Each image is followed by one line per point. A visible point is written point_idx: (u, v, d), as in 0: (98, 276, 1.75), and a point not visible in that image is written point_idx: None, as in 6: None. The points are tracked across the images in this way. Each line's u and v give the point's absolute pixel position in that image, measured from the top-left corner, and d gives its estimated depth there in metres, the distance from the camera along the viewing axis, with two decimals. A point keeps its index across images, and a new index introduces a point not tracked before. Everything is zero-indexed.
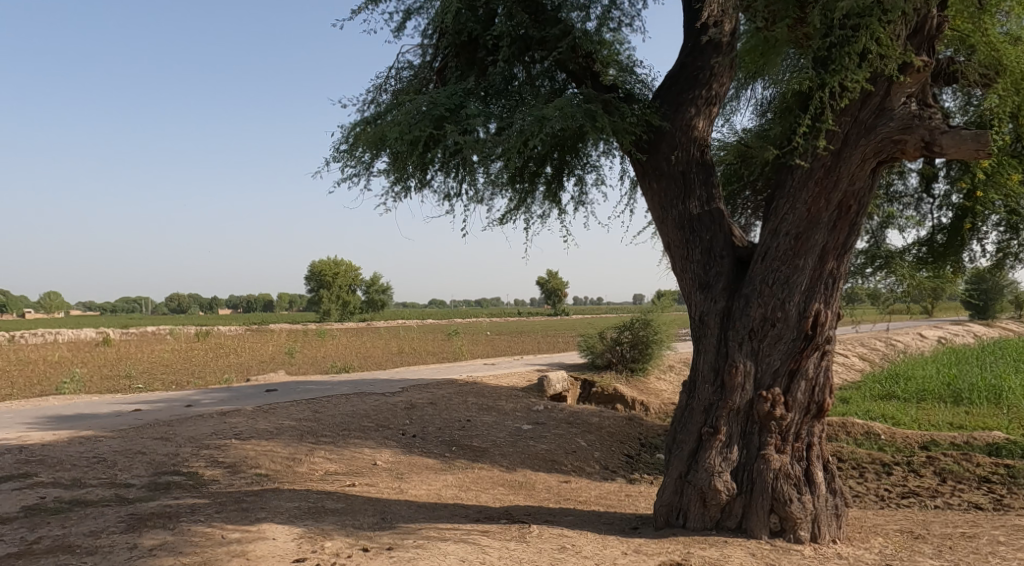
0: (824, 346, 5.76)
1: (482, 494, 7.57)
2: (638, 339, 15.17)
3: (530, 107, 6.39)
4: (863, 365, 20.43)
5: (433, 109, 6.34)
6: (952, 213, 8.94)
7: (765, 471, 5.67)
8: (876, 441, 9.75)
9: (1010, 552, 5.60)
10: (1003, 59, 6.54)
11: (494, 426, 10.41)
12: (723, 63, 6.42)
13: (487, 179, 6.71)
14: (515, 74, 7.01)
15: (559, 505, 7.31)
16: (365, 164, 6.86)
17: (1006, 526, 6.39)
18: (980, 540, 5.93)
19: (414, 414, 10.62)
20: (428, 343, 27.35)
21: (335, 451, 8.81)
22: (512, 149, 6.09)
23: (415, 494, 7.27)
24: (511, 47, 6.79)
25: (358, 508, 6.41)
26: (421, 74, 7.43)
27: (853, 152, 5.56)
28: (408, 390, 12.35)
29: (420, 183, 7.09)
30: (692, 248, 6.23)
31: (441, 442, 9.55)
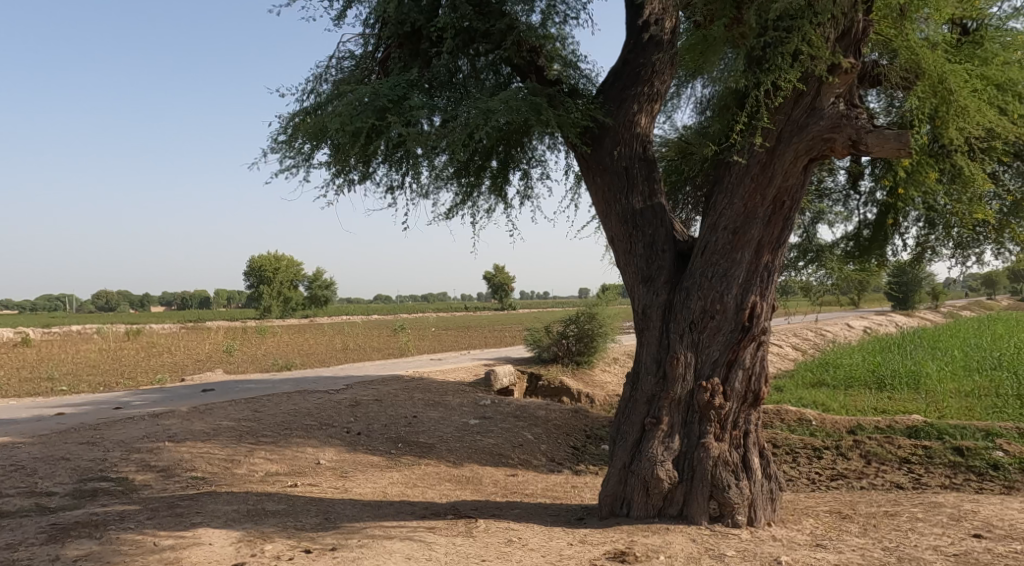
0: (760, 337, 5.94)
1: (429, 490, 7.57)
2: (583, 332, 15.34)
3: (475, 100, 6.40)
4: (797, 354, 21.18)
5: (376, 100, 6.30)
6: (876, 210, 9.14)
7: (705, 459, 5.84)
8: (809, 427, 10.05)
9: (927, 527, 5.93)
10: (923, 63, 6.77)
11: (441, 422, 10.38)
12: (665, 59, 6.55)
13: (431, 173, 6.71)
14: (460, 66, 7.00)
15: (507, 499, 7.38)
16: (305, 155, 6.77)
17: (924, 504, 6.75)
18: (901, 518, 6.25)
19: (358, 412, 10.51)
20: (374, 338, 27.05)
21: (276, 451, 8.67)
22: (457, 142, 6.10)
23: (359, 492, 7.23)
24: (455, 40, 6.78)
25: (300, 509, 6.34)
26: (363, 64, 7.34)
27: (787, 149, 5.77)
28: (353, 387, 12.24)
29: (362, 175, 7.03)
30: (635, 242, 6.35)
31: (387, 439, 9.50)
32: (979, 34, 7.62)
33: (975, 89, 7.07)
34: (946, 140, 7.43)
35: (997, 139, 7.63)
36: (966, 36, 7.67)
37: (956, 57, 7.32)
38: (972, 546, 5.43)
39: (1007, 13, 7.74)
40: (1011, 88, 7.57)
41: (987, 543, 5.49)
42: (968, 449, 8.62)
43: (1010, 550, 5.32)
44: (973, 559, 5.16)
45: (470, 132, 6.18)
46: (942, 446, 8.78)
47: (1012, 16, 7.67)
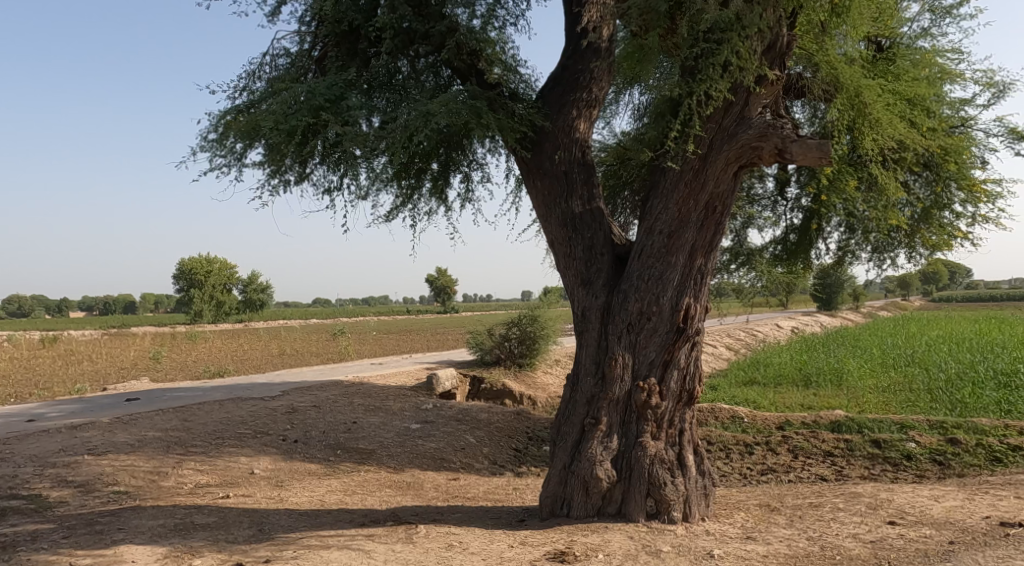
0: (694, 338, 6.10)
1: (368, 497, 7.49)
2: (526, 335, 15.45)
3: (414, 101, 6.39)
4: (730, 354, 21.83)
5: (312, 99, 6.22)
6: (802, 215, 9.53)
7: (642, 457, 5.96)
8: (741, 424, 10.33)
9: (848, 516, 6.21)
10: (841, 77, 7.03)
11: (382, 427, 10.28)
12: (603, 67, 6.66)
13: (370, 174, 6.66)
14: (399, 67, 6.97)
15: (448, 503, 7.37)
16: (237, 154, 6.61)
17: (845, 494, 7.06)
18: (824, 508, 6.52)
19: (295, 419, 10.31)
20: (312, 343, 26.50)
21: (207, 462, 8.42)
22: (396, 144, 6.09)
23: (295, 501, 7.10)
24: (395, 40, 6.75)
25: (232, 521, 6.18)
26: (299, 63, 7.20)
27: (718, 156, 5.98)
28: (289, 393, 11.99)
29: (298, 176, 6.91)
30: (574, 245, 6.44)
31: (325, 446, 9.36)
32: (892, 51, 8.09)
33: (889, 103, 7.46)
34: (863, 150, 7.77)
35: (908, 150, 8.07)
36: (880, 53, 8.14)
37: (871, 72, 7.78)
38: (888, 532, 5.72)
39: (917, 33, 8.32)
40: (920, 102, 7.94)
41: (901, 529, 5.79)
42: (886, 441, 9.04)
43: (921, 535, 5.64)
44: (889, 545, 5.43)
45: (409, 133, 6.17)
46: (862, 438, 9.19)
47: (920, 36, 8.28)
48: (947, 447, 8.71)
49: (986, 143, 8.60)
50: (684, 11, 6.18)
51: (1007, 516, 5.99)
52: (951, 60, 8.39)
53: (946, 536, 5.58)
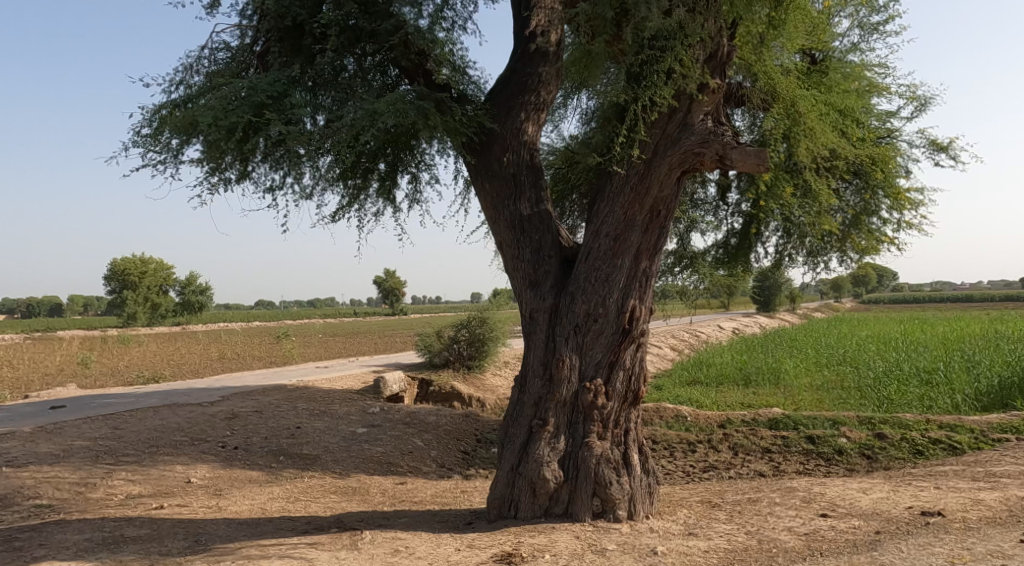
0: (639, 338, 6.22)
1: (312, 504, 7.38)
2: (474, 337, 15.43)
3: (360, 100, 6.34)
4: (675, 354, 22.25)
5: (253, 96, 6.13)
6: (742, 220, 9.76)
7: (589, 457, 6.03)
8: (684, 423, 10.54)
9: (784, 510, 6.42)
10: (778, 87, 7.36)
11: (327, 431, 10.13)
12: (551, 72, 6.73)
13: (315, 174, 6.57)
14: (346, 65, 6.89)
15: (394, 508, 7.32)
16: (173, 151, 6.46)
17: (782, 489, 7.28)
18: (762, 503, 6.72)
19: (235, 425, 10.07)
20: (253, 347, 25.90)
21: (139, 472, 8.16)
22: (341, 143, 6.03)
23: (234, 511, 6.95)
24: (340, 37, 6.68)
25: (165, 532, 6.02)
26: (239, 57, 7.17)
27: (662, 161, 6.11)
28: (229, 399, 11.71)
29: (240, 174, 6.77)
30: (522, 247, 6.49)
31: (266, 453, 9.17)
32: (825, 64, 8.35)
33: (822, 113, 7.71)
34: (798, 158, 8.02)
35: (839, 159, 8.37)
36: (814, 66, 8.39)
37: (804, 83, 8.03)
38: (820, 524, 5.94)
39: (845, 48, 8.53)
40: (850, 114, 8.26)
41: (832, 521, 6.01)
42: (819, 437, 9.36)
43: (851, 525, 5.87)
44: (821, 536, 5.64)
45: (355, 133, 6.12)
46: (797, 435, 9.50)
47: (850, 51, 8.55)
48: (875, 441, 9.08)
49: (909, 154, 8.96)
50: (629, 17, 6.28)
51: (928, 506, 6.30)
52: (878, 74, 8.70)
53: (873, 526, 5.83)
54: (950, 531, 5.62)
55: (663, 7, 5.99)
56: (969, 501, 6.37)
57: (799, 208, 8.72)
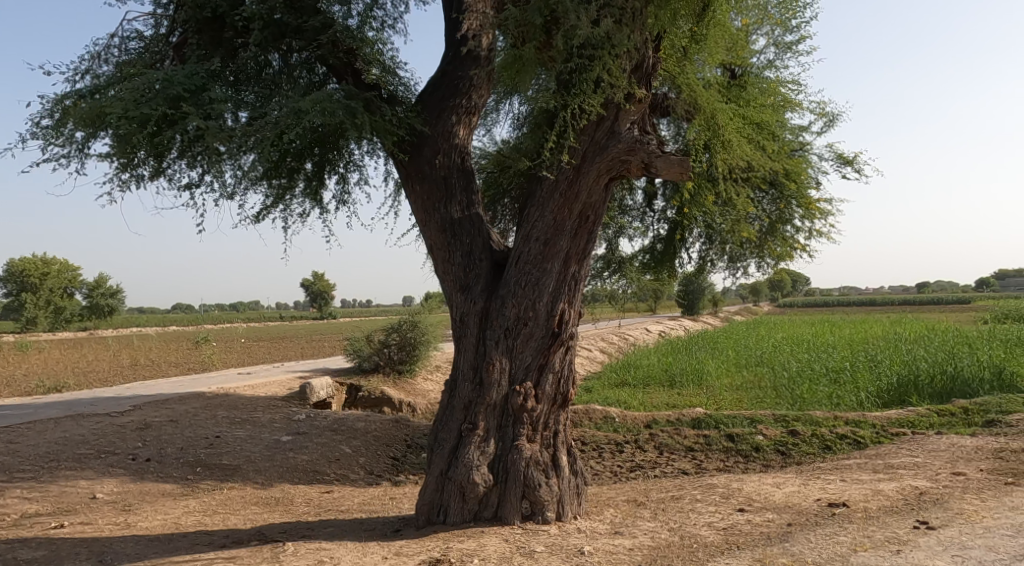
0: (569, 341, 6.31)
1: (231, 516, 7.16)
2: (405, 341, 15.26)
3: (285, 98, 6.21)
4: (604, 357, 22.61)
5: (168, 89, 5.93)
6: (667, 226, 10.00)
7: (518, 460, 6.06)
8: (612, 424, 10.72)
9: (705, 506, 6.61)
10: (699, 99, 7.41)
11: (248, 440, 9.83)
12: (482, 75, 6.74)
13: (236, 173, 6.40)
14: (270, 61, 6.74)
15: (319, 517, 7.17)
16: (78, 144, 6.18)
17: (703, 486, 7.50)
18: (685, 500, 6.91)
19: (147, 436, 9.66)
20: (170, 353, 24.89)
21: (38, 489, 7.74)
22: (265, 141, 5.91)
23: (145, 526, 6.68)
24: (264, 32, 6.53)
25: (66, 553, 5.73)
26: (153, 47, 6.90)
27: (590, 167, 6.23)
28: (142, 408, 11.23)
29: (153, 171, 6.52)
30: (453, 250, 6.47)
31: (182, 465, 8.84)
32: (743, 79, 8.66)
33: (740, 125, 7.98)
34: (718, 168, 8.29)
35: (756, 170, 8.69)
36: (734, 80, 8.68)
37: (724, 96, 8.32)
38: (737, 519, 6.14)
39: (763, 65, 8.91)
40: (767, 127, 8.59)
41: (748, 515, 6.23)
42: (737, 435, 9.70)
43: (766, 519, 6.10)
44: (738, 530, 5.84)
45: (280, 131, 6.00)
46: (719, 434, 9.81)
47: (766, 67, 8.91)
48: (788, 438, 9.48)
49: (820, 167, 9.37)
50: (559, 24, 6.39)
51: (835, 498, 6.61)
52: (792, 90, 9.08)
53: (785, 519, 6.08)
54: (853, 521, 5.92)
55: (591, 17, 6.14)
56: (870, 492, 6.73)
57: (720, 215, 9.01)
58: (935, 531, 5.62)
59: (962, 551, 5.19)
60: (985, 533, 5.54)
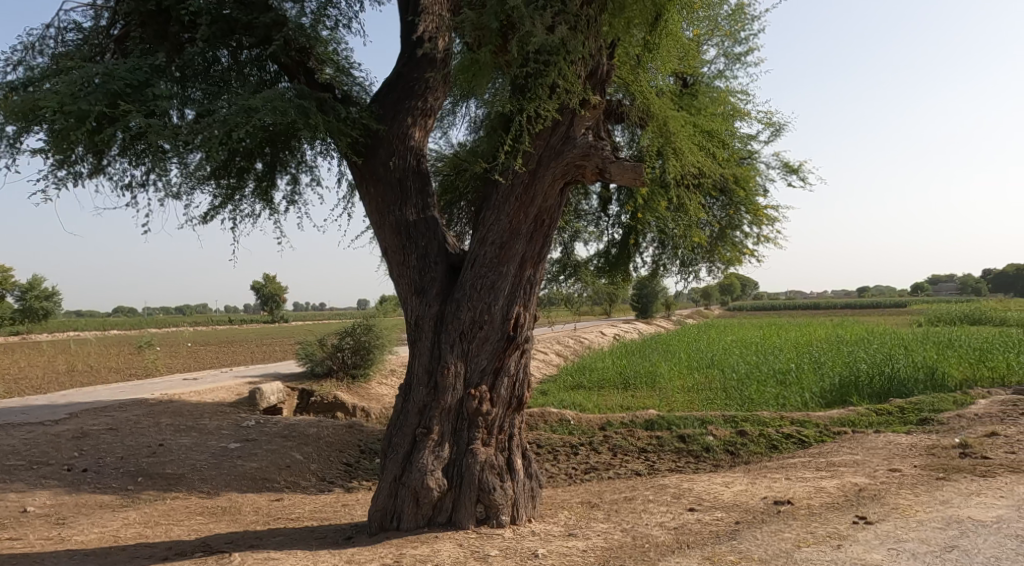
0: (524, 345, 6.32)
1: (174, 528, 6.96)
2: (359, 345, 15.07)
3: (234, 95, 6.09)
4: (560, 360, 22.73)
5: (108, 83, 5.75)
6: (621, 231, 10.12)
7: (472, 464, 6.04)
8: (567, 426, 10.78)
9: (657, 507, 6.69)
10: (651, 106, 7.61)
11: (193, 448, 9.57)
12: (438, 78, 6.71)
13: (183, 172, 6.24)
14: (219, 57, 6.59)
15: (268, 526, 7.03)
16: (10, 140, 5.94)
17: (656, 487, 7.60)
18: (638, 501, 6.98)
19: (84, 446, 9.33)
20: (112, 358, 24.07)
21: None
22: (213, 139, 5.78)
23: (81, 540, 6.44)
24: (212, 27, 6.38)
25: None
26: (92, 39, 6.67)
27: (546, 172, 6.26)
28: (79, 416, 10.84)
29: (93, 169, 6.31)
30: (408, 253, 6.42)
31: (121, 475, 8.56)
32: (695, 88, 8.82)
33: (692, 133, 8.12)
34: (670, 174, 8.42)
35: (706, 177, 8.86)
36: (685, 88, 8.83)
37: (675, 103, 8.46)
38: (687, 518, 6.24)
39: (714, 75, 9.10)
40: (717, 135, 8.77)
41: (698, 515, 6.33)
42: (688, 435, 9.85)
43: (715, 518, 6.21)
44: (689, 529, 5.92)
45: (229, 130, 5.88)
46: (672, 435, 9.94)
47: (716, 77, 9.10)
48: (738, 438, 9.66)
49: (767, 174, 9.61)
50: (515, 30, 6.42)
51: (781, 496, 6.76)
52: (740, 100, 9.28)
53: (734, 517, 6.19)
54: (797, 518, 6.06)
55: (546, 23, 6.19)
56: (813, 489, 6.91)
57: (672, 220, 9.15)
58: (873, 526, 5.79)
59: (897, 545, 5.36)
60: (918, 526, 5.74)
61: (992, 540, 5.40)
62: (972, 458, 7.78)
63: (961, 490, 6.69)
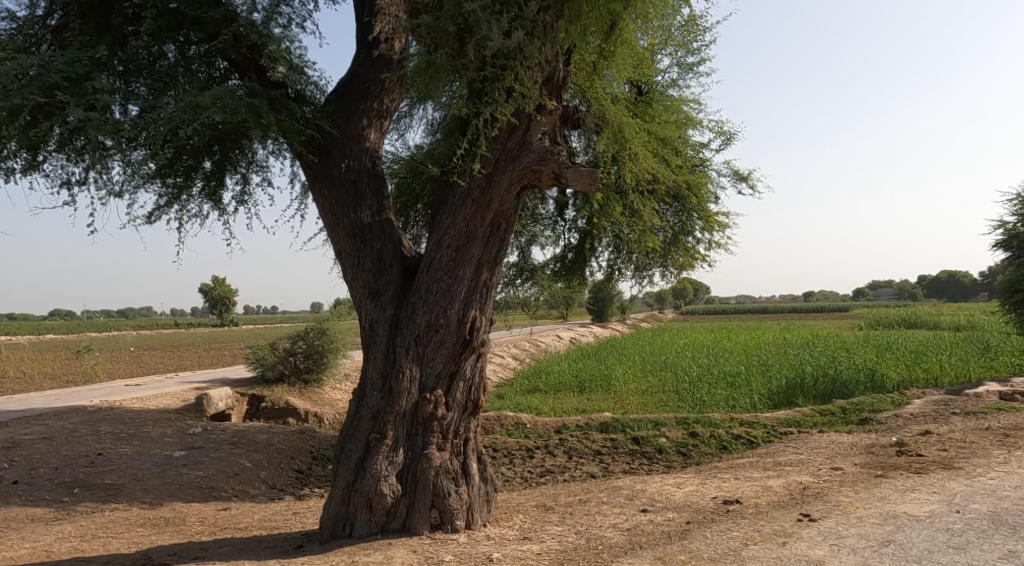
0: (480, 349, 6.30)
1: (113, 541, 6.73)
2: (312, 349, 14.82)
3: (181, 92, 5.95)
4: (516, 363, 22.76)
5: (44, 75, 5.56)
6: (577, 235, 10.18)
7: (427, 469, 5.98)
8: (523, 429, 10.79)
9: (610, 508, 6.74)
10: (607, 113, 7.65)
11: (135, 457, 9.28)
12: (393, 79, 6.66)
13: (125, 169, 6.06)
14: (164, 52, 6.44)
15: (214, 537, 6.85)
16: None
17: (609, 489, 7.65)
18: (591, 503, 7.02)
19: (17, 456, 8.95)
20: (51, 363, 23.19)
21: None
22: (157, 136, 5.64)
23: (12, 556, 6.18)
24: (157, 21, 6.25)
25: None
26: (28, 29, 6.43)
27: (502, 176, 6.26)
28: (12, 425, 10.40)
29: (28, 165, 6.08)
30: (362, 256, 6.35)
31: (58, 487, 8.25)
32: (649, 96, 8.92)
33: (646, 139, 8.21)
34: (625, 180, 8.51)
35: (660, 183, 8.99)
36: (640, 96, 8.92)
37: (630, 111, 8.54)
38: (640, 519, 6.30)
39: (667, 84, 9.23)
40: (670, 142, 8.90)
41: (651, 516, 6.40)
42: (642, 438, 9.96)
43: (666, 518, 6.28)
44: (641, 530, 5.98)
45: (175, 126, 5.74)
46: (626, 437, 10.03)
47: (670, 86, 9.23)
48: (689, 439, 9.81)
49: (718, 182, 9.80)
50: (472, 33, 6.39)
51: (730, 496, 6.88)
52: (693, 109, 9.44)
53: (684, 517, 6.28)
54: (745, 517, 6.17)
55: (504, 28, 6.18)
56: (760, 488, 7.05)
57: (626, 226, 9.23)
58: (816, 523, 5.94)
59: (839, 541, 5.51)
60: (858, 522, 5.91)
61: (926, 534, 5.59)
62: (910, 456, 8.06)
63: (898, 486, 6.91)
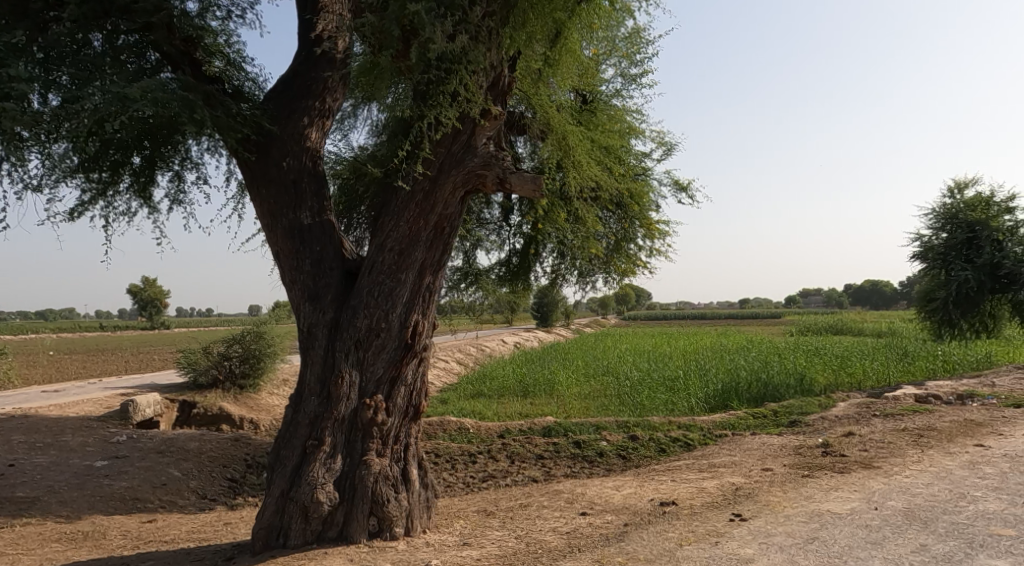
0: (421, 353, 6.24)
1: (25, 558, 6.39)
2: (248, 353, 14.41)
3: (107, 83, 5.70)
4: (460, 367, 22.68)
5: None
6: (521, 240, 10.21)
7: (366, 476, 5.87)
8: (466, 434, 10.74)
9: (550, 513, 6.76)
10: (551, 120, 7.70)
11: (52, 468, 8.83)
12: (335, 79, 6.59)
13: (44, 161, 5.78)
14: (90, 40, 6.10)
15: (139, 550, 6.58)
16: None
17: (549, 492, 7.67)
18: (532, 507, 7.02)
19: None
20: None
21: None
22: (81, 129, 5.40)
23: None
24: (81, 8, 5.90)
25: None
26: None
27: (446, 179, 6.22)
28: None
29: None
30: (301, 258, 6.21)
31: None
32: (593, 105, 9.02)
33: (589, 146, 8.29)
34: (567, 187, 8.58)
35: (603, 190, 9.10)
36: (584, 105, 9.01)
37: (574, 118, 8.60)
38: (579, 523, 6.33)
39: (611, 93, 9.33)
40: (613, 150, 9.01)
41: (589, 519, 6.45)
42: (583, 442, 10.03)
43: (604, 521, 6.34)
44: (580, 533, 6.02)
45: (101, 119, 5.52)
46: (569, 441, 10.08)
47: (613, 95, 9.33)
48: (629, 443, 9.93)
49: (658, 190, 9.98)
50: (416, 35, 6.33)
51: (665, 497, 6.99)
52: (636, 119, 9.57)
53: (621, 520, 6.34)
54: (680, 518, 6.28)
55: (448, 31, 6.15)
56: (694, 490, 7.18)
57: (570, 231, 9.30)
58: (746, 522, 6.08)
59: (766, 539, 5.66)
60: (785, 521, 6.08)
61: (847, 530, 5.79)
62: (834, 456, 8.35)
63: (823, 485, 7.15)
